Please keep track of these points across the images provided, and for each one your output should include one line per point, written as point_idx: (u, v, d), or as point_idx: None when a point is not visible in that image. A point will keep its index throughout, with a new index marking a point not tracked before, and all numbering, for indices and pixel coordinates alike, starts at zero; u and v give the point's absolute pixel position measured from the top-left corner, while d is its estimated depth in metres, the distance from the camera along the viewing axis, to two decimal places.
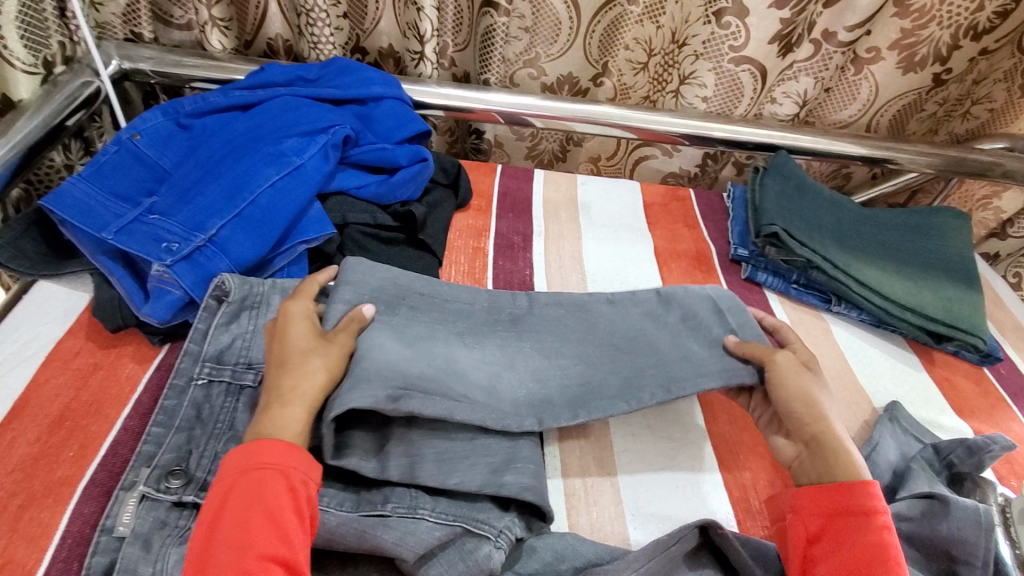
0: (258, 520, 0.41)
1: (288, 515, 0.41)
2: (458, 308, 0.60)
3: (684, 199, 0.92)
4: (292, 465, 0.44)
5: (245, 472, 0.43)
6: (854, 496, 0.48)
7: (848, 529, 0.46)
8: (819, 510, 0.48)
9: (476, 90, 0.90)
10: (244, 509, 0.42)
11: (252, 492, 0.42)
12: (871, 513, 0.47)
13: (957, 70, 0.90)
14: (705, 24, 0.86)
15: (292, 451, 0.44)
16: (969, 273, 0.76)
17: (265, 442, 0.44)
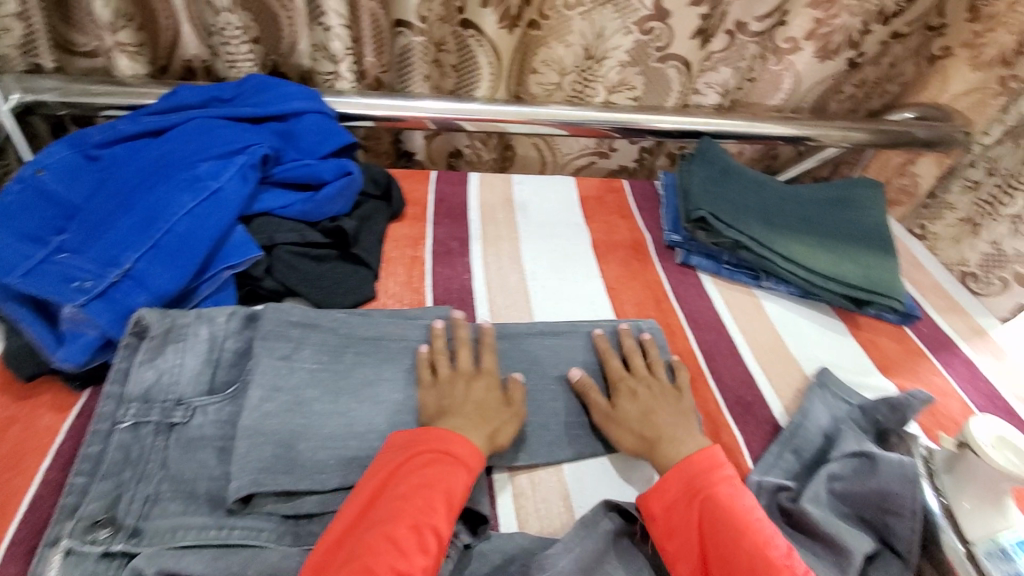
0: (431, 493, 0.46)
1: (455, 496, 0.47)
2: (404, 345, 0.61)
3: (618, 190, 0.94)
4: (471, 465, 0.49)
5: (437, 452, 0.49)
6: (690, 467, 0.50)
7: (708, 501, 0.47)
8: (666, 500, 0.49)
9: (406, 97, 0.90)
10: (416, 482, 0.47)
11: (434, 473, 0.47)
12: (710, 475, 0.49)
13: (870, 52, 0.95)
14: (627, 34, 0.88)
15: (472, 450, 0.50)
16: (884, 239, 0.80)
17: (458, 436, 0.50)
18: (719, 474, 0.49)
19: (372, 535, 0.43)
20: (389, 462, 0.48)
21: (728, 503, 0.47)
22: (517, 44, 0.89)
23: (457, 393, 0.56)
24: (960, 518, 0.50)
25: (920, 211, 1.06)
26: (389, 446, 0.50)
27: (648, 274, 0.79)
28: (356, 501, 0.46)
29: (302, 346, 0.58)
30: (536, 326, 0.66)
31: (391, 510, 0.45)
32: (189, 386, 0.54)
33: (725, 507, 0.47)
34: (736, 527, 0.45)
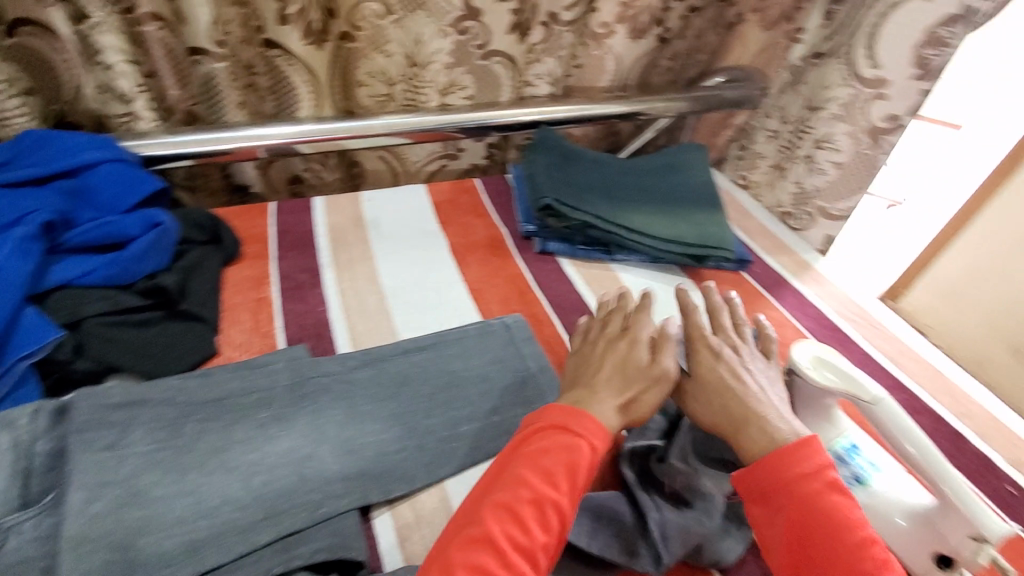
0: (553, 469, 0.47)
1: (580, 473, 0.47)
2: (256, 398, 0.56)
3: (471, 190, 0.94)
4: (595, 439, 0.49)
5: (557, 427, 0.49)
6: (782, 467, 0.46)
7: (802, 505, 0.44)
8: (754, 493, 0.47)
9: (222, 128, 0.83)
10: (563, 445, 0.48)
11: (554, 451, 0.48)
12: (807, 479, 0.45)
13: (674, 28, 1.02)
14: (445, 37, 0.87)
15: (602, 429, 0.50)
16: (712, 196, 0.88)
17: (577, 411, 0.51)
18: (818, 479, 0.45)
19: (490, 509, 0.45)
20: (547, 433, 0.49)
21: (830, 510, 0.44)
22: (331, 58, 0.85)
23: (594, 359, 0.57)
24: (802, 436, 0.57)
25: (745, 163, 1.17)
26: (539, 419, 0.51)
27: (510, 268, 0.79)
28: (523, 459, 0.48)
29: (131, 429, 0.51)
30: (401, 347, 0.64)
31: (518, 477, 0.46)
32: None
33: (819, 512, 0.44)
34: (831, 536, 0.43)
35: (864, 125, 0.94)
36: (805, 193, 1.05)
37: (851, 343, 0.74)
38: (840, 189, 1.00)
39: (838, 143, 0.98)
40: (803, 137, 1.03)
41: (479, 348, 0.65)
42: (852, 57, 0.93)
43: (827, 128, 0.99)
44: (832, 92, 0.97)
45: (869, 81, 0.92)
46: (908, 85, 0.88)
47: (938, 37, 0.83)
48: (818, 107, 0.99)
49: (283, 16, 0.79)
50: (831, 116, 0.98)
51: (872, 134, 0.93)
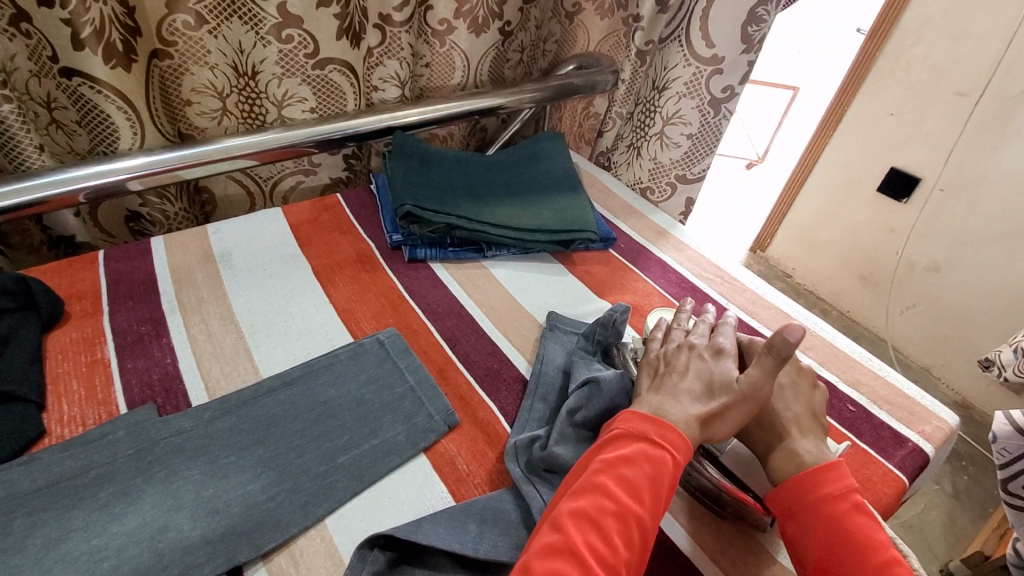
0: (638, 482, 0.47)
1: (660, 485, 0.47)
2: (93, 476, 0.50)
3: (333, 206, 0.90)
4: (679, 452, 0.49)
5: (647, 438, 0.49)
6: (811, 488, 0.51)
7: (831, 522, 0.49)
8: (786, 511, 0.51)
9: (25, 176, 0.72)
10: (647, 452, 0.48)
11: (640, 464, 0.48)
12: (837, 500, 0.50)
13: (514, 20, 1.04)
14: (267, 45, 0.81)
15: (683, 440, 0.50)
16: (572, 180, 0.90)
17: (668, 422, 0.51)
18: (849, 502, 0.50)
19: (565, 522, 0.44)
20: (637, 440, 0.49)
21: (857, 529, 0.48)
22: (143, 79, 0.77)
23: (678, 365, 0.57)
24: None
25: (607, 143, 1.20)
26: (622, 425, 0.51)
27: (380, 281, 0.77)
28: (603, 469, 0.48)
29: None
30: (264, 387, 0.59)
31: (597, 488, 0.46)
32: None
33: (846, 528, 0.48)
34: (856, 553, 0.47)
35: (706, 98, 1.01)
36: (661, 167, 1.13)
37: (710, 300, 0.80)
38: (691, 158, 1.09)
39: (687, 118, 1.05)
40: (654, 117, 1.09)
41: (352, 371, 0.62)
42: (688, 42, 0.99)
43: (673, 105, 1.05)
44: (674, 71, 1.03)
45: (706, 59, 0.98)
46: (738, 59, 0.97)
47: (758, 15, 0.92)
48: (665, 87, 1.05)
49: (78, 41, 0.69)
50: (677, 94, 1.04)
51: (714, 105, 1.02)
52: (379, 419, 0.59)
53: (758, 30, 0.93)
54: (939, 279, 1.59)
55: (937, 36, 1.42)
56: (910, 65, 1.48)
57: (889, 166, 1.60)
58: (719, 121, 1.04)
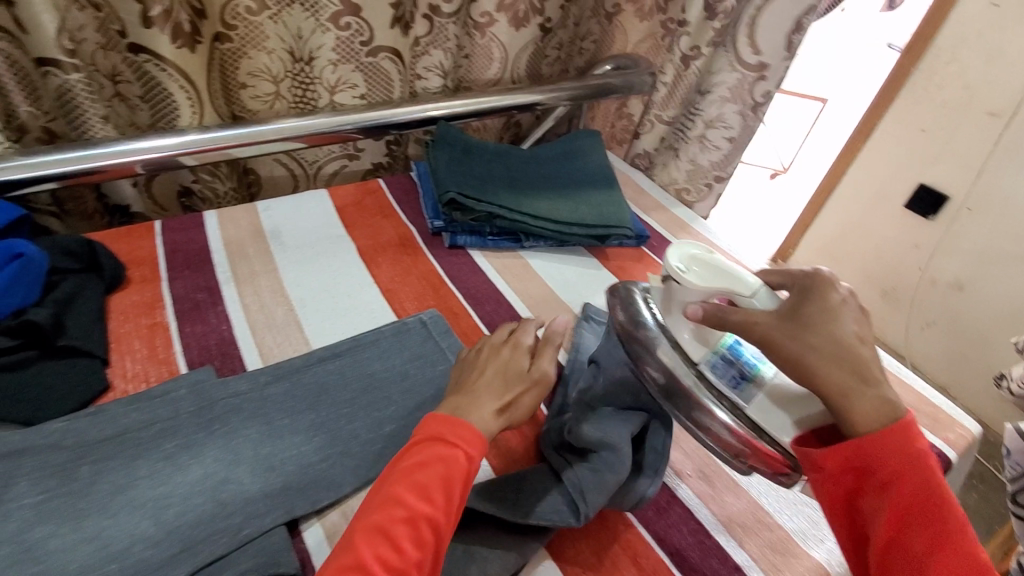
0: (427, 486, 0.43)
1: (453, 485, 0.43)
2: (159, 428, 0.53)
3: (376, 190, 0.93)
4: (470, 448, 0.45)
5: (432, 440, 0.45)
6: (894, 443, 0.44)
7: (905, 482, 0.43)
8: (850, 468, 0.45)
9: (89, 145, 0.75)
10: (441, 454, 0.44)
11: (428, 468, 0.44)
12: (913, 460, 0.44)
13: (555, 18, 1.04)
14: (325, 32, 0.84)
15: (480, 437, 0.46)
16: (609, 177, 0.92)
17: (456, 420, 0.46)
18: (921, 462, 0.45)
19: (365, 528, 0.41)
20: (433, 444, 0.45)
21: (936, 489, 0.43)
22: (206, 61, 0.81)
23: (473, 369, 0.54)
24: (688, 347, 0.56)
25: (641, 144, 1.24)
26: (422, 428, 0.47)
27: (422, 264, 0.80)
28: (396, 476, 0.43)
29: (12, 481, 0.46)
30: (315, 356, 0.62)
31: (388, 497, 0.42)
32: None
33: (920, 490, 0.43)
34: (930, 516, 0.43)
35: (749, 103, 1.09)
36: (699, 168, 1.20)
37: None
38: (730, 160, 1.17)
39: (728, 121, 1.12)
40: (694, 119, 1.15)
41: (397, 347, 0.65)
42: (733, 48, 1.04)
43: (716, 109, 1.12)
44: (718, 76, 1.08)
45: (751, 66, 1.05)
46: (783, 65, 1.04)
47: (803, 24, 0.99)
48: (706, 91, 1.11)
49: (147, 18, 0.72)
50: (720, 98, 1.10)
51: (756, 111, 1.10)
52: (423, 394, 0.62)
53: (802, 38, 1.00)
54: (961, 298, 1.59)
55: (972, 56, 1.43)
56: (943, 83, 1.49)
57: (917, 183, 1.60)
58: (760, 126, 1.12)
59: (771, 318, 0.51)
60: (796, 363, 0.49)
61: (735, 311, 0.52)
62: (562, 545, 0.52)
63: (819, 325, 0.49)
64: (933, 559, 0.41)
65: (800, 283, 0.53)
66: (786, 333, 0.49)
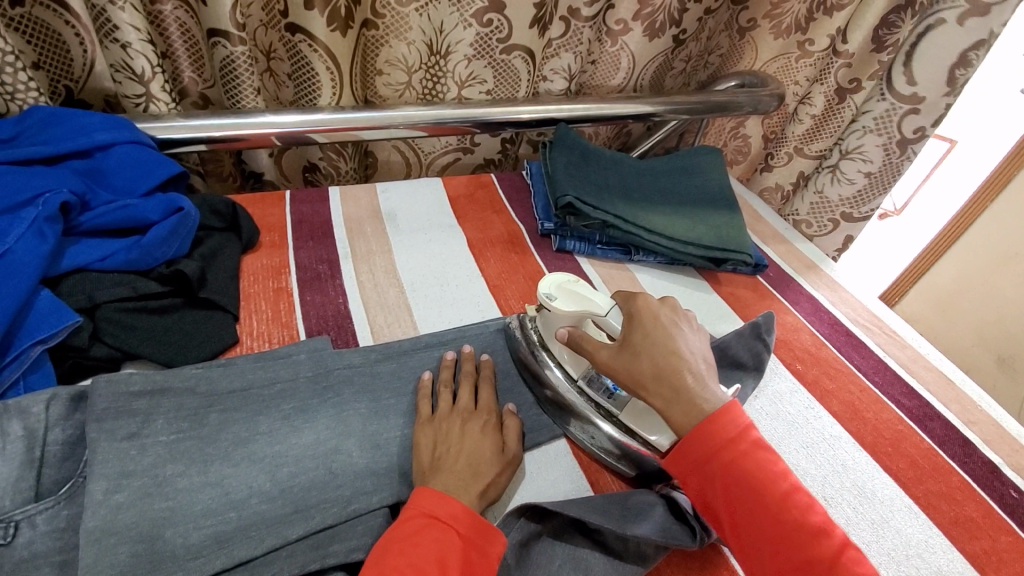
0: (423, 565, 0.41)
1: (449, 567, 0.42)
2: (279, 388, 0.55)
3: (487, 184, 0.94)
4: (463, 529, 0.44)
5: (427, 517, 0.44)
6: (709, 436, 0.46)
7: (731, 469, 0.45)
8: (689, 467, 0.47)
9: (240, 114, 0.79)
10: (438, 535, 0.43)
11: (425, 546, 0.43)
12: (733, 444, 0.46)
13: (690, 30, 1.01)
14: (467, 28, 0.85)
15: (472, 515, 0.45)
16: (728, 198, 0.88)
17: (447, 496, 0.46)
18: (743, 439, 0.46)
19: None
20: (425, 523, 0.44)
21: (760, 471, 0.45)
22: (352, 46, 0.85)
23: (454, 435, 0.53)
24: (570, 368, 0.60)
25: (774, 177, 1.16)
26: (410, 507, 0.45)
27: (529, 264, 0.79)
28: (391, 557, 0.42)
29: (152, 418, 0.50)
30: (423, 342, 0.63)
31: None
32: (6, 498, 0.44)
33: (744, 472, 0.45)
34: (759, 495, 0.44)
35: (894, 138, 1.00)
36: (827, 201, 1.13)
37: (865, 347, 0.75)
38: (863, 198, 1.08)
39: (867, 154, 1.04)
40: (831, 148, 1.08)
41: (502, 344, 0.65)
42: (889, 76, 0.98)
43: (856, 140, 1.04)
44: (866, 105, 1.01)
45: (904, 96, 0.97)
46: (939, 101, 0.94)
47: (968, 59, 0.89)
48: (854, 120, 1.03)
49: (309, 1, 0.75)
50: (862, 128, 1.03)
51: (901, 145, 1.00)
52: (525, 396, 0.61)
53: (965, 74, 0.90)
54: None
55: None
56: None
57: None
58: (901, 164, 1.03)
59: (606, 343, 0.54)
60: (635, 383, 0.51)
61: (586, 339, 0.55)
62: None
63: (634, 345, 0.52)
64: (773, 535, 0.43)
65: (626, 303, 0.56)
66: (619, 359, 0.53)
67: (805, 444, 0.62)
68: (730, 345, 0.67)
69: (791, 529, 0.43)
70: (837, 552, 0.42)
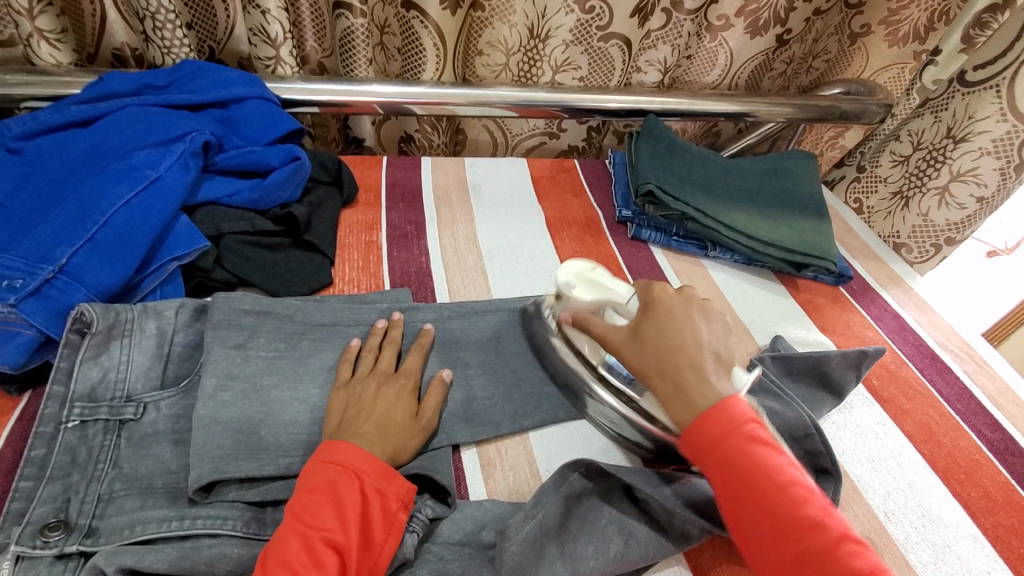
0: (324, 507, 0.44)
1: (345, 508, 0.44)
2: (365, 328, 0.61)
3: (570, 169, 0.96)
4: (364, 470, 0.46)
5: (325, 463, 0.46)
6: (704, 428, 0.47)
7: (725, 466, 0.46)
8: (690, 455, 0.48)
9: (353, 81, 0.87)
10: (334, 478, 0.45)
11: (326, 489, 0.45)
12: (729, 438, 0.46)
13: (796, 29, 0.97)
14: (569, 13, 0.88)
15: (372, 457, 0.47)
16: (818, 205, 0.86)
17: (343, 441, 0.48)
18: (739, 432, 0.46)
19: (269, 564, 0.41)
20: (323, 468, 0.46)
21: (753, 464, 0.45)
22: (459, 26, 0.90)
23: (366, 399, 0.52)
24: (584, 350, 0.60)
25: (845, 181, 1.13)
26: (314, 455, 0.47)
27: (602, 247, 0.81)
28: (294, 501, 0.44)
29: (257, 334, 0.57)
30: (495, 306, 0.67)
31: (290, 518, 0.43)
32: (137, 381, 0.52)
33: (736, 469, 0.45)
34: (754, 488, 0.44)
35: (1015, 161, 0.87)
36: (930, 226, 0.99)
37: (951, 373, 0.71)
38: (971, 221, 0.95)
39: (983, 177, 0.91)
40: (939, 168, 0.95)
41: None
42: (1009, 92, 0.85)
43: (970, 161, 0.91)
44: (980, 124, 0.89)
45: None
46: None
47: None
48: (964, 138, 0.91)
49: None
50: (978, 150, 0.90)
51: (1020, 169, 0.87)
52: None
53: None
54: None
55: None
56: None
57: None
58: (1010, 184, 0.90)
59: (614, 331, 0.56)
60: (644, 371, 0.53)
61: (593, 322, 0.57)
62: (702, 555, 0.51)
63: (644, 334, 0.53)
64: (764, 530, 0.43)
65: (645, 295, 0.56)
66: (628, 345, 0.54)
67: (870, 458, 0.60)
68: (828, 362, 0.63)
69: (785, 523, 0.43)
70: (833, 546, 0.41)
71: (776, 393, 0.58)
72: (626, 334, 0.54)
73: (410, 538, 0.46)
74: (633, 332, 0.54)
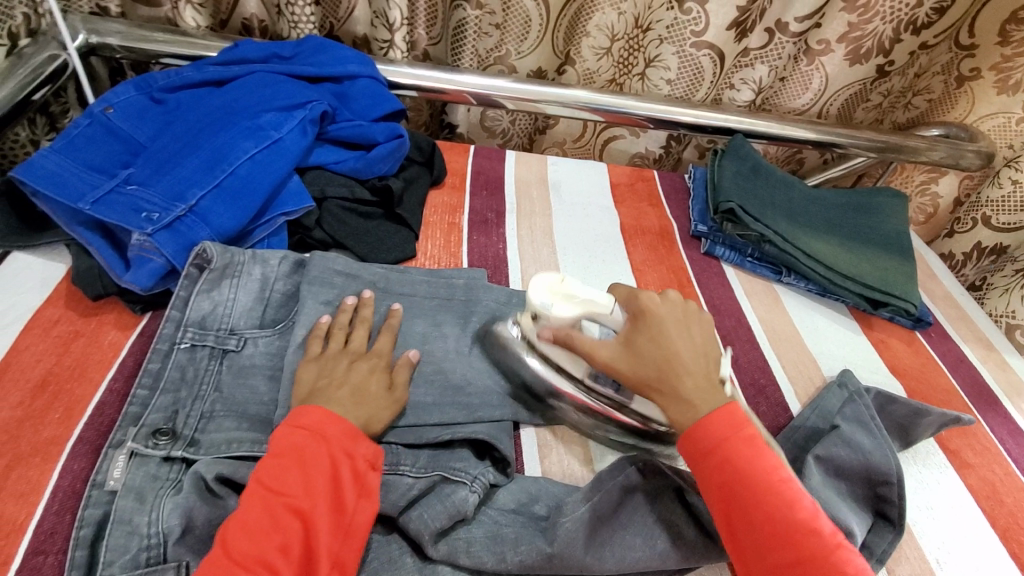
0: (290, 471, 0.45)
1: (308, 472, 0.45)
2: (440, 302, 0.64)
3: (649, 179, 0.97)
4: (326, 435, 0.47)
5: (293, 428, 0.47)
6: (711, 432, 0.50)
7: (727, 466, 0.48)
8: (692, 455, 0.50)
9: (455, 71, 0.91)
10: (300, 443, 0.46)
11: (292, 453, 0.46)
12: (730, 439, 0.49)
13: (899, 62, 0.94)
14: (668, 10, 0.89)
15: (340, 421, 0.48)
16: (905, 247, 0.84)
17: (307, 408, 0.48)
18: (739, 435, 0.50)
19: (229, 530, 0.42)
20: (292, 434, 0.47)
21: (751, 467, 0.48)
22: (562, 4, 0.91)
23: (338, 372, 0.53)
24: (566, 364, 0.59)
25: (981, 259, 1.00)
26: (285, 421, 0.48)
27: (673, 259, 0.82)
28: (258, 467, 0.45)
29: (347, 292, 0.62)
30: None
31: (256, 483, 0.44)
32: (240, 318, 0.57)
33: (738, 469, 0.48)
34: (756, 488, 0.46)
35: None
36: None
37: None
38: None
39: None
40: None
41: None
42: None
43: None
44: None
45: None
46: None
47: None
48: None
49: None
50: None
51: None
52: None
53: None
54: None
55: None
56: None
57: None
58: None
59: (605, 346, 0.55)
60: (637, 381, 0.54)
61: (584, 341, 0.56)
62: None
63: (637, 342, 0.55)
64: (762, 534, 0.45)
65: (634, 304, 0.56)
66: (620, 360, 0.55)
67: (928, 504, 0.59)
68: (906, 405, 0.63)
69: (782, 526, 0.45)
70: (827, 549, 0.44)
71: (864, 424, 0.59)
72: (626, 340, 0.55)
73: (472, 496, 0.49)
74: (626, 339, 0.55)
